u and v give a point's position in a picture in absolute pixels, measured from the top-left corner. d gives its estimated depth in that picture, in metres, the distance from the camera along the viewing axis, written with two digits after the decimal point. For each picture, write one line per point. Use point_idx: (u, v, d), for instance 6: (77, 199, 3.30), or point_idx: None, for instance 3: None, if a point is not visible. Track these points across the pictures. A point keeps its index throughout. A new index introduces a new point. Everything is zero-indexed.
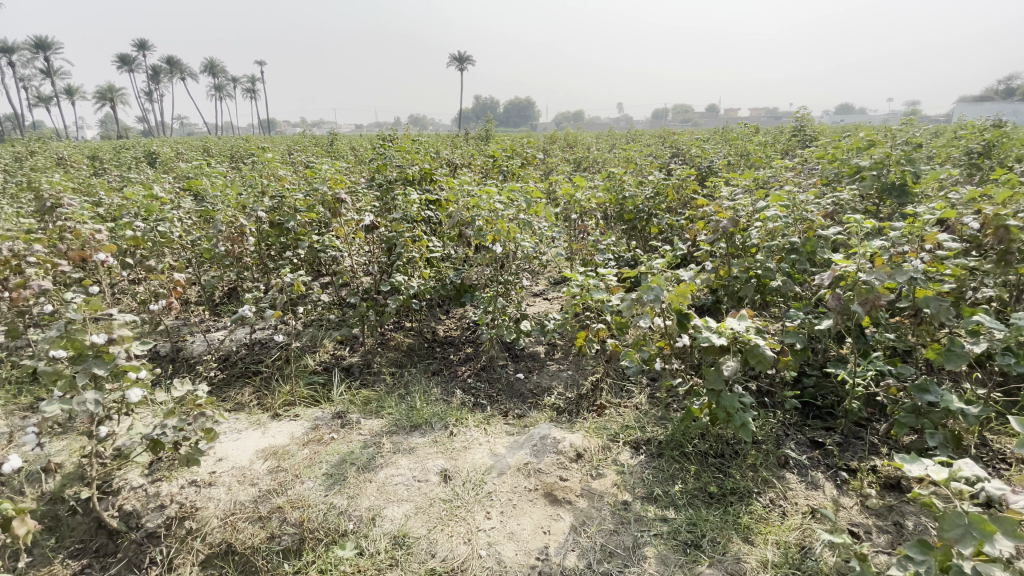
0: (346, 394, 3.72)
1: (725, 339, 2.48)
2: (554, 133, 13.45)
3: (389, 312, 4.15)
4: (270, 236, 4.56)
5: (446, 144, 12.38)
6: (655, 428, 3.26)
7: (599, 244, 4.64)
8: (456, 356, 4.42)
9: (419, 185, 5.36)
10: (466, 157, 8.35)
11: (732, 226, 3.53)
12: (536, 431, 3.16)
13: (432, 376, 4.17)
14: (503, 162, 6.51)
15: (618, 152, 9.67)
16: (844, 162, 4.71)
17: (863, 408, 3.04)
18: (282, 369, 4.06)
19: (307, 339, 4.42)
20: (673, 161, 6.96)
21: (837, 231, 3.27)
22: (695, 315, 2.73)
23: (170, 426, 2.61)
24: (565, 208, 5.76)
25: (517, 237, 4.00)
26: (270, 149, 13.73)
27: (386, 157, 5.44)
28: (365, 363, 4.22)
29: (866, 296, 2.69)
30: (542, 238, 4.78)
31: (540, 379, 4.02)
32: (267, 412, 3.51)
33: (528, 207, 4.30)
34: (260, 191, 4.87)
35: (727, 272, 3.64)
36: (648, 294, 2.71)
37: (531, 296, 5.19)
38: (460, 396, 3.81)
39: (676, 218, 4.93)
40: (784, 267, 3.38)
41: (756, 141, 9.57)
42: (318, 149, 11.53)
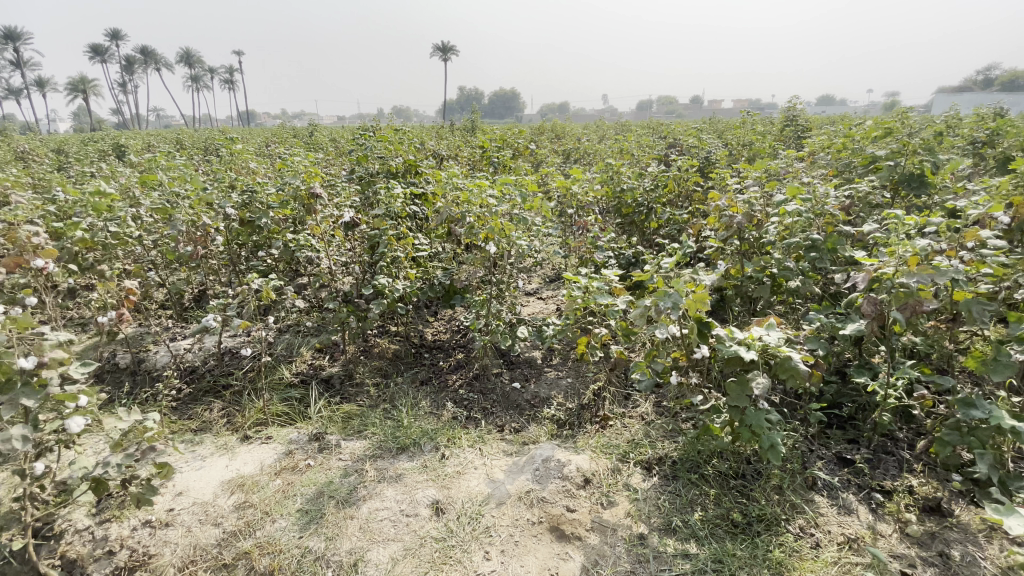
0: (326, 410, 3.38)
1: (755, 353, 2.20)
2: (542, 124, 13.04)
3: (372, 317, 3.80)
4: (240, 234, 4.20)
5: (431, 135, 11.93)
6: (666, 445, 2.97)
7: (597, 241, 4.33)
8: (445, 363, 4.11)
9: (403, 179, 4.98)
10: (452, 148, 7.97)
11: (747, 221, 3.23)
12: (537, 451, 2.86)
13: (420, 387, 3.85)
14: (492, 153, 6.16)
15: (610, 143, 9.37)
16: (855, 152, 4.45)
17: (893, 421, 2.79)
18: (254, 383, 3.71)
19: (283, 348, 4.06)
20: (669, 152, 6.66)
21: (876, 227, 2.87)
22: (717, 324, 2.42)
23: (114, 464, 2.19)
24: (560, 202, 5.45)
25: (512, 235, 3.67)
26: (248, 142, 13.13)
27: (366, 148, 5.05)
28: (346, 374, 3.87)
29: (905, 301, 2.42)
30: (537, 235, 4.46)
31: (537, 389, 3.71)
32: (236, 434, 3.16)
33: (523, 202, 3.97)
34: (228, 186, 4.48)
35: (740, 272, 3.37)
36: (665, 301, 2.41)
37: (525, 295, 4.90)
38: (451, 409, 3.51)
39: (678, 212, 4.63)
40: (803, 267, 3.10)
41: (750, 131, 9.31)
42: (297, 141, 11.01)
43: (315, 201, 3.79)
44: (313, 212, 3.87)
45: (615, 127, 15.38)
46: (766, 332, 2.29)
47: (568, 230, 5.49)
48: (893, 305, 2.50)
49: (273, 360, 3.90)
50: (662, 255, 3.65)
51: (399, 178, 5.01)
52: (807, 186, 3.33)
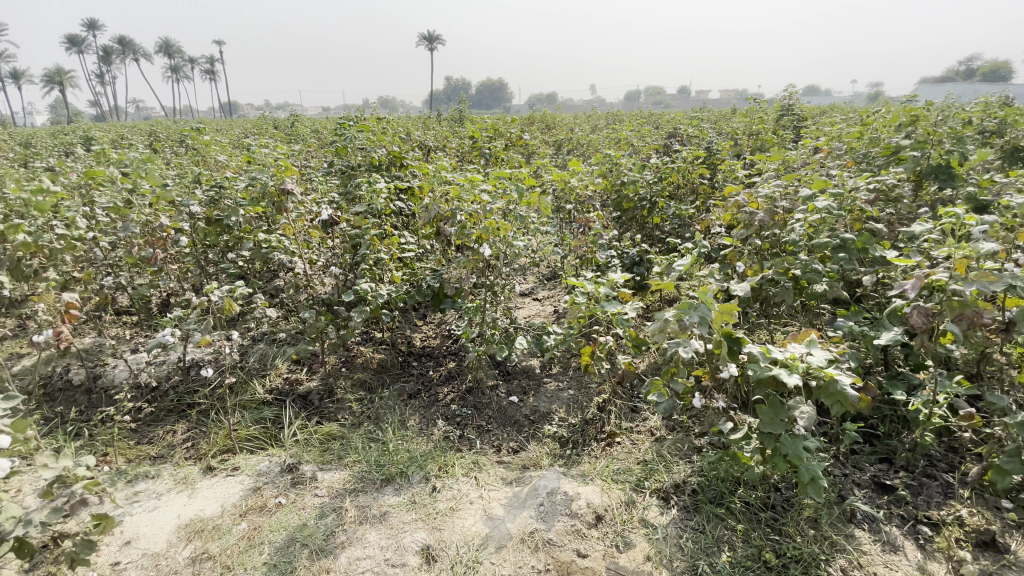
0: (302, 433, 3.03)
1: (798, 377, 1.89)
2: (532, 114, 12.58)
3: (354, 326, 3.44)
4: (208, 234, 3.88)
5: (418, 125, 11.46)
6: (683, 469, 2.67)
7: (599, 240, 4.00)
8: (435, 373, 3.79)
9: (387, 172, 4.59)
10: (438, 139, 7.53)
11: (769, 218, 2.91)
12: (541, 481, 2.54)
13: (408, 401, 3.52)
14: (482, 143, 5.74)
15: (604, 134, 9.04)
16: (874, 142, 4.14)
17: (935, 442, 2.52)
18: (224, 401, 3.37)
19: (256, 359, 3.69)
20: (669, 142, 6.31)
21: (923, 225, 2.52)
22: (749, 340, 2.11)
23: (38, 521, 1.82)
24: (555, 196, 5.11)
25: (508, 235, 3.32)
26: (226, 134, 12.51)
27: (345, 139, 4.65)
28: (326, 389, 3.52)
29: (960, 311, 2.15)
30: (533, 234, 4.10)
31: (537, 403, 3.39)
32: (199, 464, 2.80)
33: (520, 198, 3.61)
34: (193, 181, 4.07)
35: (758, 273, 3.06)
36: (691, 314, 2.09)
37: (519, 296, 4.63)
38: (443, 427, 3.19)
39: (684, 208, 4.32)
40: (832, 270, 2.80)
41: (747, 120, 8.98)
42: (277, 133, 10.45)
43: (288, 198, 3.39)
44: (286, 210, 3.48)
45: (606, 117, 14.98)
46: (808, 350, 1.99)
47: (565, 226, 5.14)
48: (943, 315, 2.22)
49: (244, 375, 3.54)
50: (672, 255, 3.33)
51: (383, 171, 4.61)
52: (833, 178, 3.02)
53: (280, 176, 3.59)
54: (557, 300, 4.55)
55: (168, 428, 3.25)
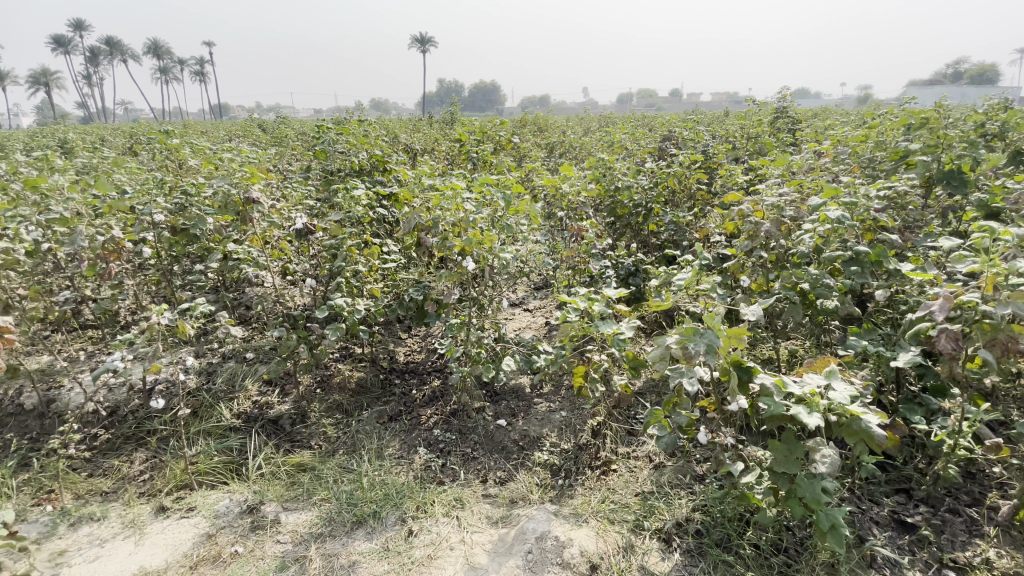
0: (269, 466, 2.80)
1: (819, 416, 1.66)
2: (524, 116, 12.34)
3: (329, 345, 3.18)
4: (174, 245, 3.61)
5: (406, 127, 11.18)
6: (685, 504, 2.44)
7: (592, 249, 3.76)
8: (418, 393, 3.54)
9: (368, 177, 4.32)
10: (426, 142, 7.27)
11: (776, 229, 2.69)
12: (529, 522, 2.32)
13: (388, 424, 3.28)
14: (470, 147, 5.49)
15: (597, 136, 8.81)
16: (881, 145, 3.93)
17: (958, 474, 2.31)
18: (187, 428, 3.12)
19: (224, 380, 3.45)
20: (665, 145, 6.08)
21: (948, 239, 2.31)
22: (761, 370, 1.87)
23: None
24: (547, 202, 4.87)
25: (496, 247, 3.07)
26: (212, 137, 12.20)
27: (324, 142, 4.38)
28: (299, 413, 3.27)
29: (992, 336, 1.94)
30: (523, 242, 3.86)
31: (526, 427, 3.14)
32: (153, 504, 2.55)
33: (507, 206, 3.36)
34: (159, 186, 3.80)
35: (763, 287, 2.84)
36: (697, 341, 1.87)
37: (509, 308, 4.42)
38: (424, 455, 2.95)
39: (682, 215, 4.10)
40: (844, 285, 2.59)
41: (743, 122, 8.79)
42: (261, 135, 10.16)
43: (254, 207, 3.13)
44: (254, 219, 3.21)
45: (600, 119, 14.78)
46: (827, 383, 1.77)
47: (557, 234, 4.91)
48: (972, 339, 2.01)
49: (209, 398, 3.29)
50: (671, 267, 3.11)
51: (364, 176, 4.35)
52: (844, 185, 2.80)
53: (247, 183, 3.32)
54: (550, 312, 4.37)
55: (125, 458, 2.99)
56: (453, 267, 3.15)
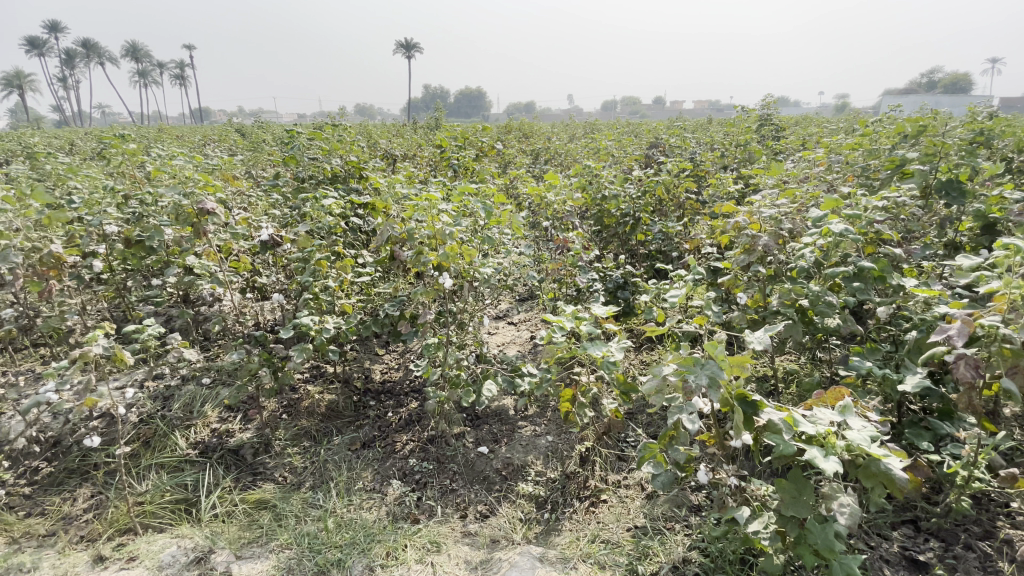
0: (224, 505, 2.57)
1: (838, 460, 1.47)
2: (509, 121, 12.16)
3: (294, 368, 2.93)
4: (127, 258, 3.33)
5: (388, 132, 10.93)
6: (681, 543, 2.26)
7: (579, 261, 3.55)
8: (394, 417, 3.32)
9: (342, 185, 4.08)
10: (406, 149, 7.02)
11: (775, 242, 2.51)
12: (509, 569, 2.13)
13: (361, 452, 3.05)
14: (451, 153, 5.27)
15: (583, 142, 8.67)
16: (874, 154, 3.82)
17: (971, 507, 2.15)
18: (138, 462, 2.86)
19: (181, 407, 3.22)
20: (652, 152, 5.94)
21: (960, 256, 2.15)
22: (768, 404, 1.68)
23: None
24: (532, 210, 4.67)
25: (476, 261, 2.85)
26: (186, 141, 11.84)
27: (294, 147, 4.13)
28: (263, 442, 3.03)
29: (1015, 363, 1.78)
30: (505, 255, 3.66)
31: (510, 454, 2.93)
32: (91, 554, 2.30)
33: (489, 216, 3.14)
34: (111, 194, 3.52)
35: (760, 303, 2.67)
36: (698, 374, 1.63)
37: (491, 322, 4.22)
38: (398, 487, 2.73)
39: (671, 225, 3.93)
40: (847, 303, 2.43)
41: (730, 129, 8.72)
42: (236, 139, 9.85)
43: (211, 218, 2.72)
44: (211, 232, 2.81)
45: (586, 125, 14.67)
46: (842, 419, 1.59)
47: (542, 243, 4.71)
48: (992, 366, 1.84)
49: (164, 427, 3.05)
50: (662, 282, 2.92)
51: (338, 184, 4.11)
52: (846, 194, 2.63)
53: (203, 191, 2.96)
54: (535, 326, 4.19)
55: (67, 495, 2.71)
56: (430, 283, 2.91)
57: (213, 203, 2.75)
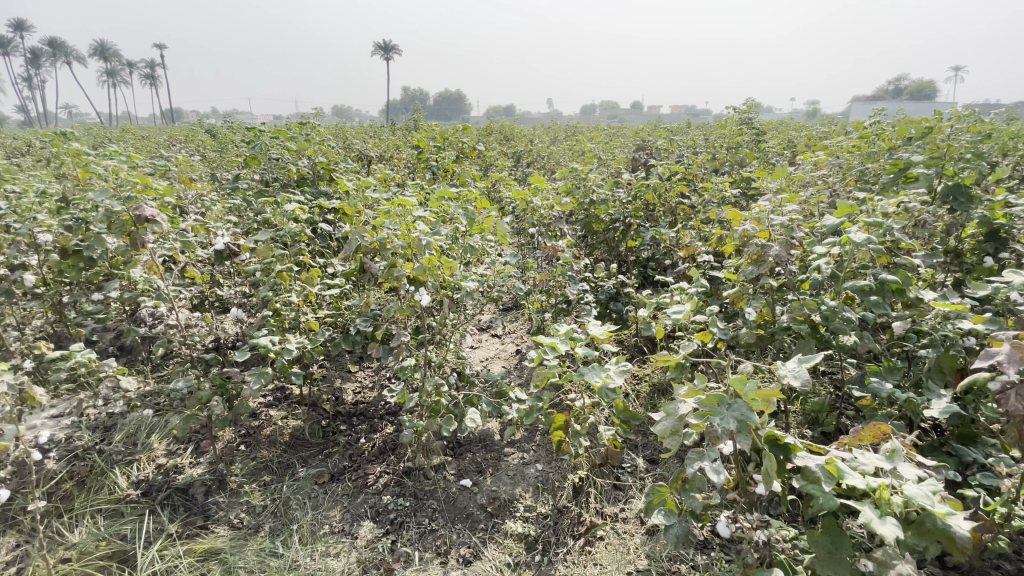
0: (165, 560, 2.25)
1: (898, 522, 1.23)
2: (489, 123, 11.89)
3: (252, 395, 2.60)
4: (62, 270, 2.97)
5: (365, 134, 10.54)
6: None
7: (568, 271, 3.29)
8: (367, 445, 3.02)
9: (309, 189, 3.75)
10: (382, 151, 6.69)
11: (787, 251, 2.28)
12: None
13: (329, 486, 2.74)
14: (430, 155, 4.95)
15: (566, 145, 8.44)
16: (874, 156, 3.65)
17: (1007, 547, 1.94)
18: (69, 506, 2.51)
19: (122, 439, 2.87)
20: (639, 154, 5.73)
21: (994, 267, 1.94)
22: (802, 447, 1.42)
23: None
24: (515, 216, 4.41)
25: (458, 273, 2.47)
26: (150, 142, 11.31)
27: (256, 147, 3.79)
28: (216, 479, 2.72)
29: None
30: (487, 264, 3.38)
31: (495, 487, 2.64)
32: None
33: (471, 224, 2.82)
34: (46, 198, 3.14)
35: (768, 318, 2.44)
36: (724, 416, 1.35)
37: (472, 336, 3.93)
38: (369, 529, 2.43)
39: (664, 231, 3.70)
40: (865, 318, 2.20)
41: (714, 133, 8.59)
42: (202, 140, 9.42)
43: (151, 227, 2.34)
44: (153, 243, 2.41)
45: (567, 128, 14.50)
46: (892, 467, 1.36)
47: (527, 251, 4.45)
48: None
49: (102, 464, 2.70)
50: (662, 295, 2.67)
51: (305, 187, 3.78)
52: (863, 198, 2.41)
53: (143, 195, 2.56)
54: (521, 339, 3.92)
55: None
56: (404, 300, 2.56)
57: (154, 210, 2.36)
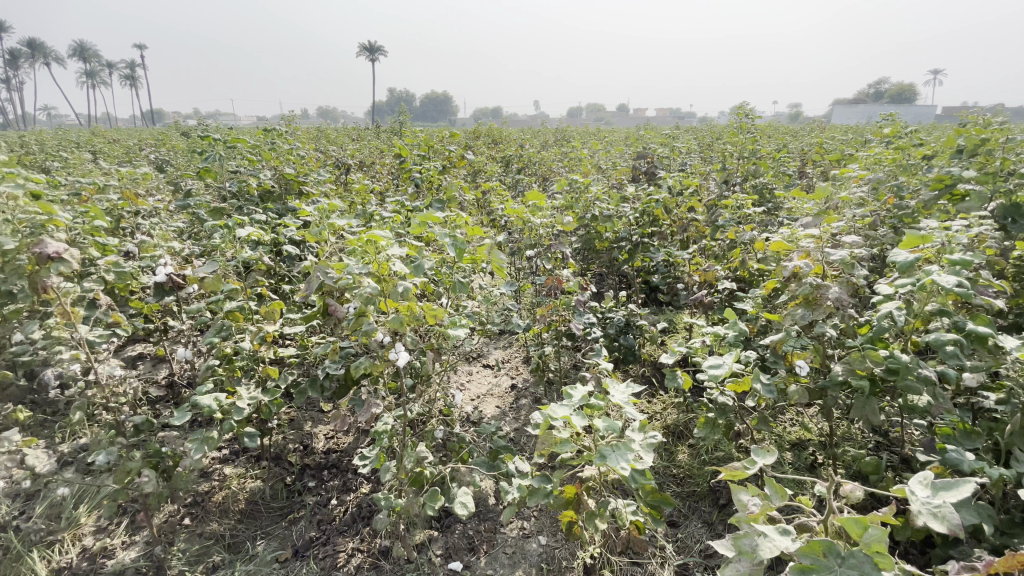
0: None
1: None
2: (477, 126, 11.40)
3: (193, 466, 2.11)
4: None
5: (348, 138, 10.00)
6: None
7: (573, 303, 2.85)
8: (338, 512, 2.55)
9: (272, 206, 3.26)
10: (362, 158, 6.18)
11: (851, 292, 1.85)
12: None
13: (290, 569, 2.27)
14: (413, 165, 4.46)
15: (559, 151, 8.02)
16: (910, 170, 3.26)
17: None
18: None
19: (44, 513, 2.36)
20: (640, 163, 5.30)
21: None
22: None
23: None
24: (509, 233, 3.96)
25: (446, 322, 1.90)
26: (115, 146, 10.66)
27: (212, 157, 3.29)
28: (152, 564, 2.23)
29: None
30: (480, 294, 2.92)
31: (491, 569, 2.19)
32: None
33: (460, 256, 2.14)
34: None
35: (824, 369, 2.01)
36: None
37: (462, 371, 3.48)
38: None
39: (677, 253, 3.27)
40: (944, 374, 1.79)
41: (712, 139, 8.23)
42: (169, 145, 8.83)
43: (54, 266, 1.82)
44: (60, 285, 1.90)
45: (557, 132, 14.10)
46: None
47: (522, 271, 4.00)
48: None
49: (19, 545, 2.19)
50: (703, 337, 2.15)
51: (268, 204, 3.29)
52: (935, 225, 1.99)
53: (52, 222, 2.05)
54: (518, 373, 3.47)
55: None
56: (376, 353, 1.93)
57: (60, 244, 1.85)
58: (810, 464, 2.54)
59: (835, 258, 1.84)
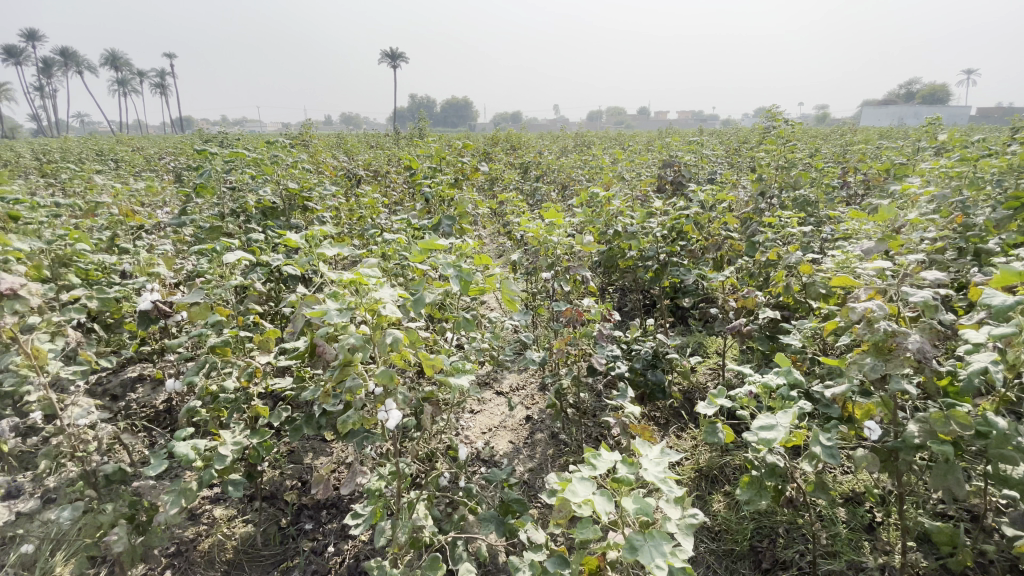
0: None
1: None
2: (497, 131, 11.14)
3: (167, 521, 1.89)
4: None
5: (365, 146, 9.87)
6: None
7: (594, 333, 2.56)
8: (334, 563, 2.31)
9: (271, 224, 3.05)
10: (375, 168, 5.97)
11: (933, 340, 1.53)
12: None
13: None
14: (425, 177, 4.22)
15: (581, 158, 7.71)
16: (978, 184, 2.90)
17: None
18: None
19: None
20: (666, 172, 4.96)
21: None
22: None
23: None
24: (525, 250, 3.69)
25: (445, 369, 1.64)
26: (136, 153, 10.71)
27: (211, 172, 3.09)
28: None
29: None
30: (491, 322, 2.65)
31: None
32: None
33: (466, 289, 1.85)
34: None
35: (895, 428, 1.70)
36: None
37: (474, 400, 3.23)
38: None
39: (711, 275, 2.96)
40: None
41: (742, 145, 7.83)
42: (188, 153, 8.81)
43: (8, 303, 1.62)
44: (18, 323, 1.69)
45: (577, 137, 13.79)
46: None
47: (539, 291, 3.73)
48: None
49: None
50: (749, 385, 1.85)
51: (268, 222, 3.08)
52: None
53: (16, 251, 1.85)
54: (534, 402, 3.21)
55: None
56: (367, 404, 1.68)
57: (16, 279, 1.65)
58: (868, 523, 2.21)
59: (914, 298, 1.52)
